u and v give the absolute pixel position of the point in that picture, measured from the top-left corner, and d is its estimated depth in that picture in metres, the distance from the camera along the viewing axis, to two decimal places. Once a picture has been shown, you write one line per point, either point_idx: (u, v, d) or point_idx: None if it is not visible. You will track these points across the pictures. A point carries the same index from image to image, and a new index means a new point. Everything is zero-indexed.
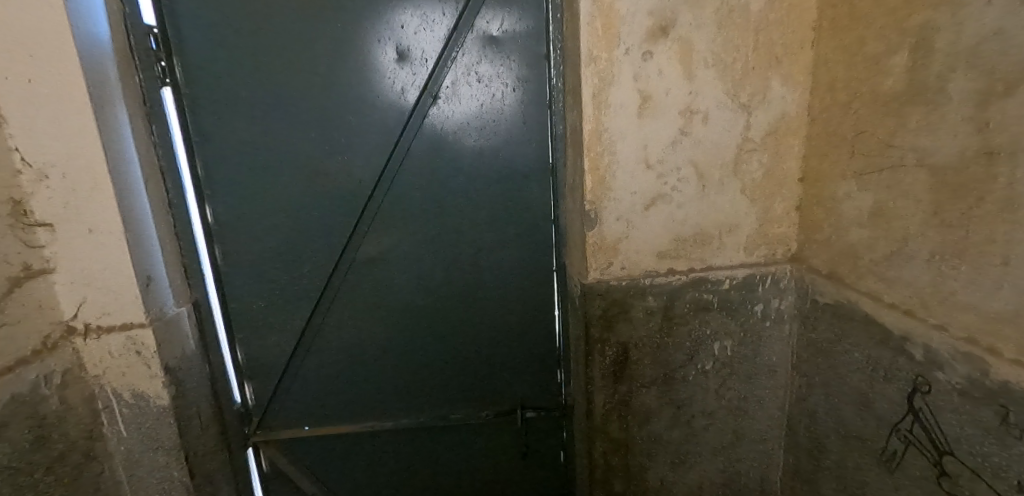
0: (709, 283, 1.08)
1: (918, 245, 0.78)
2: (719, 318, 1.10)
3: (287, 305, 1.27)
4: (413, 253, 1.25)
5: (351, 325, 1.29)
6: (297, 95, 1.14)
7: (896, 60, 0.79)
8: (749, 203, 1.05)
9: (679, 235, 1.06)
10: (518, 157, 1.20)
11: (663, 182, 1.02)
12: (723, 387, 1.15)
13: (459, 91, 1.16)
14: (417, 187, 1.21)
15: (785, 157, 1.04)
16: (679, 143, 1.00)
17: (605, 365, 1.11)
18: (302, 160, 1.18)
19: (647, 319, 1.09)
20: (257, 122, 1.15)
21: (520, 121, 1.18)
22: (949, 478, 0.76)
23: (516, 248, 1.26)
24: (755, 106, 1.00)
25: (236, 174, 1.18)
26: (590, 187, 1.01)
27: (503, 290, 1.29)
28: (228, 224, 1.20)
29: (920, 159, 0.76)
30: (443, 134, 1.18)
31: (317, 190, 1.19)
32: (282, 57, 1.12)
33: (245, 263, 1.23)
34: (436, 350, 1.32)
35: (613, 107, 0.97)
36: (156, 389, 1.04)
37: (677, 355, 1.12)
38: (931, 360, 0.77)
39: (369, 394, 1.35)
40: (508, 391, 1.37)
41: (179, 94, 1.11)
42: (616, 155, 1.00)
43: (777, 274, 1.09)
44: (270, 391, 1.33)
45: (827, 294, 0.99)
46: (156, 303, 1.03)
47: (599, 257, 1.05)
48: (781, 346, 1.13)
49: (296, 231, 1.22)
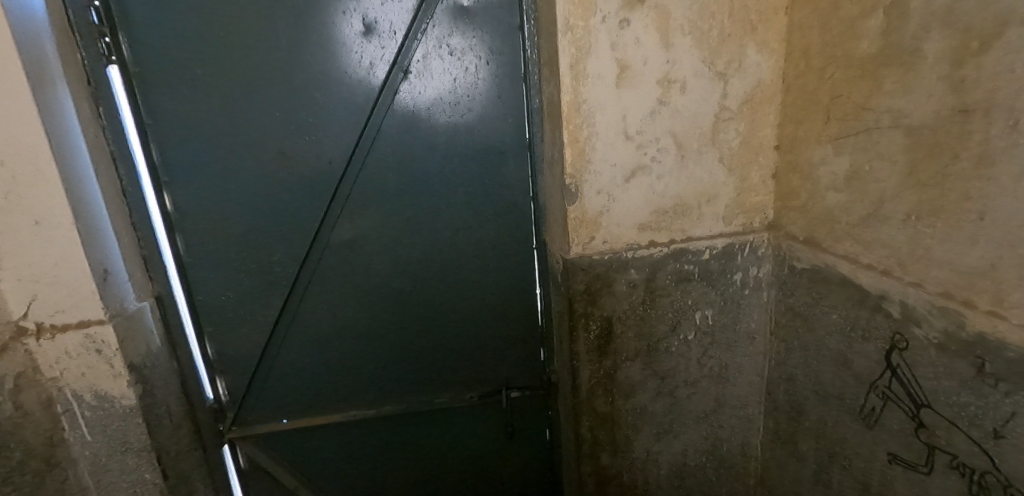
0: (690, 253, 1.09)
1: (895, 206, 0.79)
2: (700, 289, 1.11)
3: (256, 296, 1.21)
4: (389, 236, 1.21)
5: (328, 314, 1.25)
6: (258, 72, 1.07)
7: (872, 22, 0.79)
8: (727, 173, 1.06)
9: (659, 206, 1.05)
10: (494, 133, 1.17)
11: (643, 153, 1.01)
12: (705, 356, 1.16)
13: (431, 65, 1.11)
14: (392, 167, 1.17)
15: (761, 126, 1.04)
16: (658, 114, 0.99)
17: (589, 340, 1.11)
18: (267, 141, 1.11)
19: (630, 292, 1.09)
20: (216, 101, 1.08)
21: (495, 95, 1.14)
22: (926, 430, 0.79)
23: (495, 227, 1.23)
24: (732, 74, 0.99)
25: (195, 158, 1.10)
26: (570, 160, 0.99)
27: (483, 271, 1.26)
28: (188, 211, 1.13)
29: (896, 120, 0.77)
30: (415, 111, 1.14)
31: (284, 173, 1.14)
32: (239, 31, 1.05)
33: (209, 254, 1.16)
34: (418, 336, 1.30)
35: (591, 78, 0.95)
36: (121, 389, 0.99)
37: (661, 327, 1.12)
38: (908, 316, 0.79)
39: (350, 384, 1.31)
40: (491, 373, 1.35)
41: (128, 73, 1.03)
42: (595, 127, 0.98)
43: (755, 243, 1.10)
44: (243, 386, 1.27)
45: (804, 259, 1.00)
46: (115, 298, 0.98)
47: (580, 232, 1.04)
48: (759, 312, 1.15)
49: (263, 217, 1.16)
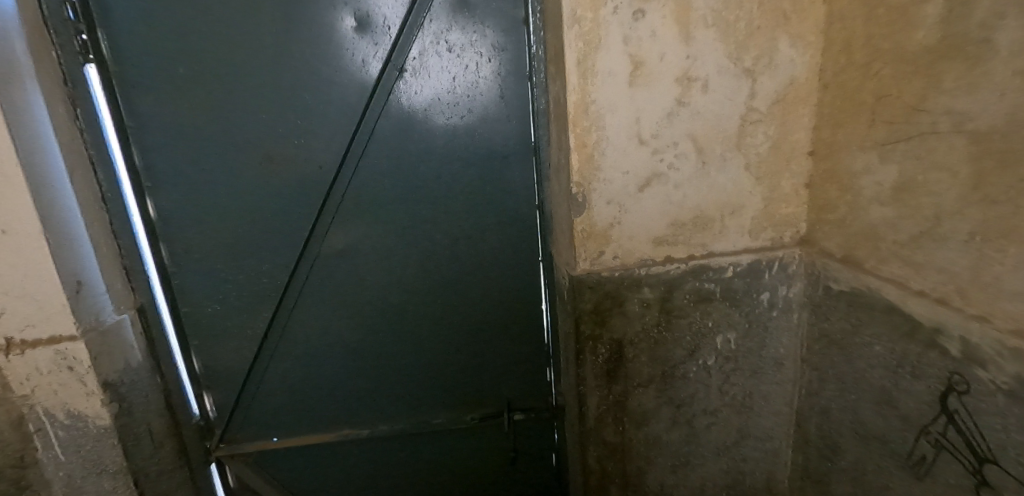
0: (711, 271, 0.98)
1: (954, 225, 0.68)
2: (722, 310, 1.00)
3: (244, 308, 1.14)
4: (384, 247, 1.13)
5: (320, 328, 1.17)
6: (244, 70, 1.01)
7: (928, 9, 0.68)
8: (754, 182, 0.95)
9: (677, 218, 0.95)
10: (496, 137, 1.08)
11: (659, 159, 0.91)
12: (727, 383, 1.05)
13: (428, 63, 1.03)
14: (387, 173, 1.09)
15: (794, 129, 0.93)
16: (676, 116, 0.89)
17: (597, 364, 1.01)
18: (254, 144, 1.05)
19: (643, 312, 0.99)
20: (199, 102, 1.02)
21: (498, 95, 1.05)
22: (991, 489, 0.67)
23: (497, 237, 1.14)
24: (761, 71, 0.88)
25: (179, 163, 1.04)
26: (577, 167, 0.90)
27: (485, 285, 1.18)
28: (173, 218, 1.07)
29: (957, 124, 0.65)
30: (411, 112, 1.05)
31: (272, 178, 1.07)
32: (223, 27, 0.98)
33: (195, 263, 1.10)
34: (415, 352, 1.22)
35: (601, 75, 0.86)
36: (96, 408, 0.93)
37: (677, 350, 1.02)
38: (970, 356, 0.67)
39: (344, 402, 1.24)
40: (494, 393, 1.26)
41: (107, 72, 0.97)
42: (605, 130, 0.88)
43: (785, 259, 0.99)
44: (232, 402, 1.20)
45: (842, 281, 0.89)
46: (90, 312, 0.92)
47: (588, 246, 0.94)
48: (788, 336, 1.03)
49: (251, 225, 1.09)
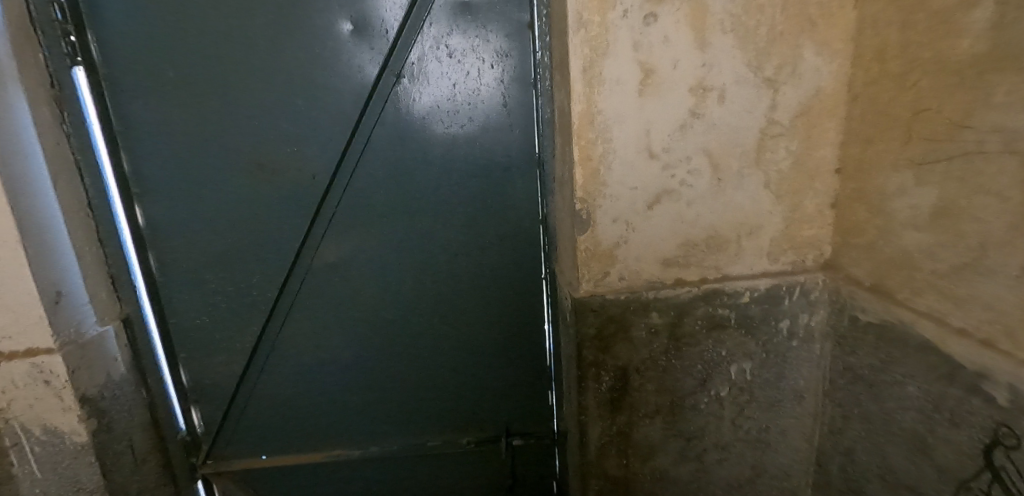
0: (725, 296, 0.90)
1: (1002, 257, 0.60)
2: (737, 337, 0.93)
3: (234, 320, 1.10)
4: (379, 260, 1.08)
5: (311, 343, 1.13)
6: (236, 74, 0.97)
7: (976, 14, 0.60)
8: (774, 200, 0.87)
9: (688, 238, 0.88)
10: (498, 146, 1.02)
11: (670, 175, 0.84)
12: (741, 417, 0.98)
13: (428, 68, 0.97)
14: (383, 183, 1.04)
15: (819, 144, 0.85)
16: (690, 128, 0.82)
17: (600, 393, 0.94)
18: (246, 151, 1.01)
19: (651, 339, 0.92)
20: (190, 107, 0.98)
21: (500, 103, 1.00)
22: None
23: (498, 252, 1.09)
24: (783, 81, 0.81)
25: (170, 170, 1.01)
26: (581, 182, 0.84)
27: (484, 302, 1.12)
28: (162, 227, 1.04)
29: (1007, 144, 0.58)
30: (409, 120, 1.00)
31: (264, 187, 1.03)
32: (215, 29, 0.94)
33: (184, 273, 1.07)
34: (410, 370, 1.16)
35: (608, 84, 0.79)
36: (72, 425, 0.89)
37: (687, 380, 0.95)
38: (1020, 407, 0.59)
39: (335, 420, 1.19)
40: (492, 415, 1.20)
41: (96, 74, 0.94)
42: (611, 143, 0.82)
43: (807, 285, 0.91)
44: (220, 417, 1.16)
45: (870, 311, 0.81)
46: (69, 323, 0.89)
47: (592, 266, 0.88)
48: (809, 368, 0.95)
49: (243, 234, 1.05)
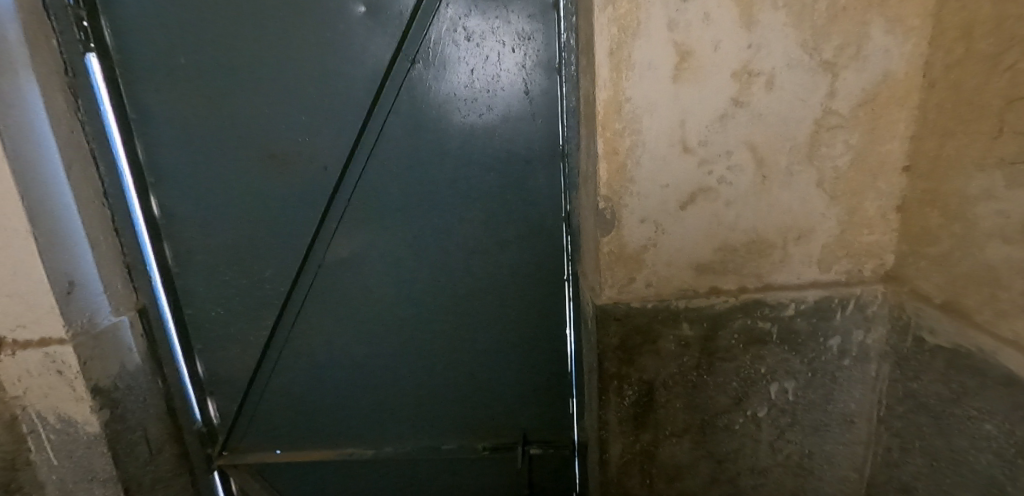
0: (767, 308, 0.81)
1: None
2: (779, 354, 0.83)
3: (248, 313, 1.09)
4: (393, 257, 1.04)
5: (325, 339, 1.10)
6: (247, 60, 0.93)
7: None
8: (828, 202, 0.77)
9: (726, 242, 0.79)
10: (519, 138, 0.95)
11: (707, 171, 0.75)
12: (781, 440, 0.88)
13: (444, 53, 0.91)
14: (398, 176, 0.99)
15: (884, 137, 0.74)
16: (731, 118, 0.73)
17: (622, 408, 0.87)
18: (257, 140, 0.98)
19: (681, 352, 0.83)
20: (202, 94, 0.95)
21: (522, 90, 0.92)
22: None
23: (517, 251, 1.02)
24: (844, 64, 0.71)
25: (184, 160, 0.99)
26: (606, 178, 0.76)
27: (502, 303, 1.06)
28: (177, 217, 1.03)
29: None
30: (425, 109, 0.95)
31: (276, 178, 0.99)
32: (226, 14, 0.91)
33: (199, 264, 1.06)
34: (424, 370, 1.12)
35: (638, 68, 0.71)
36: (85, 415, 0.89)
37: (720, 398, 0.86)
38: None
39: (349, 418, 1.16)
40: (508, 421, 1.14)
41: (110, 62, 0.93)
42: (641, 134, 0.74)
43: (864, 298, 0.80)
44: (235, 409, 1.16)
45: (940, 333, 0.70)
46: (82, 314, 0.88)
47: (616, 270, 0.80)
48: (862, 391, 0.85)
49: (256, 227, 1.03)
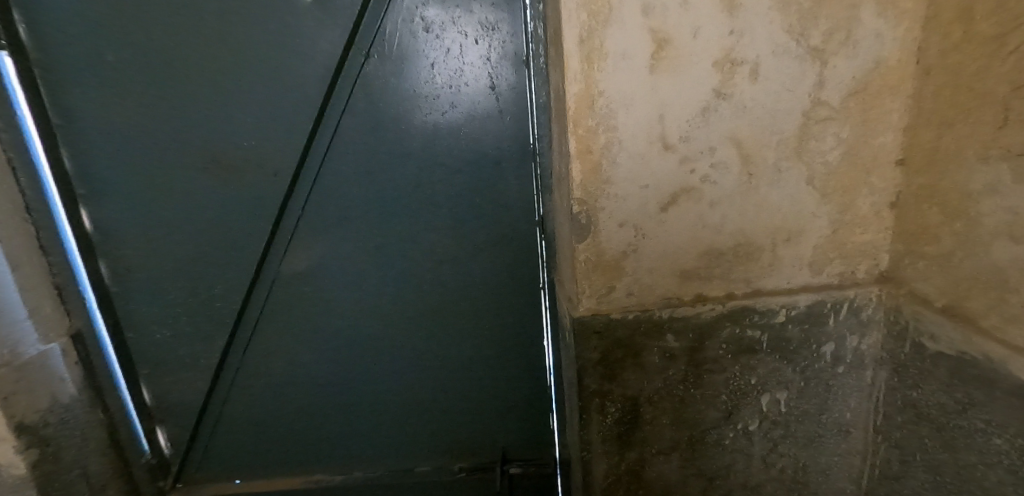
0: (757, 315, 0.75)
1: None
2: (770, 363, 0.78)
3: (199, 334, 1.00)
4: (356, 269, 0.96)
5: (285, 359, 1.02)
6: (183, 56, 0.84)
7: None
8: (819, 200, 0.71)
9: (711, 246, 0.73)
10: (487, 137, 0.88)
11: (690, 170, 0.69)
12: (774, 454, 0.82)
13: (402, 46, 0.83)
14: (357, 180, 0.91)
15: (877, 129, 0.69)
16: (714, 112, 0.67)
17: (605, 427, 0.80)
18: (200, 146, 0.89)
19: (666, 365, 0.77)
20: (134, 95, 0.86)
21: (489, 86, 0.85)
22: None
23: (489, 259, 0.95)
24: (833, 51, 0.65)
25: (118, 170, 0.90)
26: (580, 179, 0.69)
27: (475, 315, 0.99)
28: (113, 232, 0.94)
29: None
30: (383, 107, 0.87)
31: (223, 187, 0.91)
32: (156, 5, 0.82)
33: (142, 283, 0.97)
34: (394, 389, 1.04)
35: (612, 58, 0.64)
36: (9, 457, 0.79)
37: (709, 412, 0.80)
38: None
39: (315, 442, 1.08)
40: (485, 439, 1.08)
41: (25, 62, 0.83)
42: (617, 131, 0.67)
43: (858, 302, 0.75)
44: (189, 438, 1.07)
45: (941, 339, 0.65)
46: (2, 344, 0.78)
47: (594, 280, 0.74)
48: (857, 399, 0.80)
49: (203, 240, 0.94)
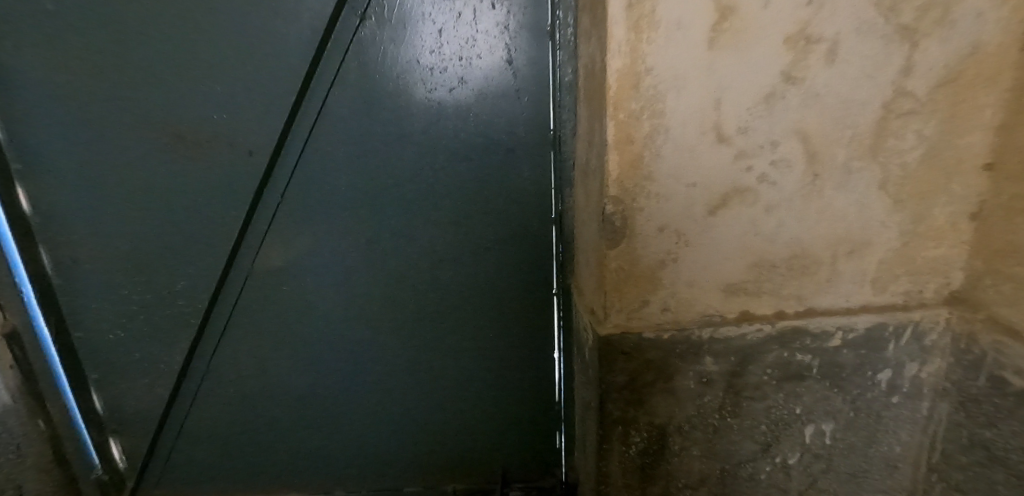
0: (808, 337, 0.65)
1: None
2: (818, 392, 0.68)
3: (160, 335, 0.88)
4: (343, 266, 0.84)
5: (259, 365, 0.90)
6: (139, 9, 0.70)
7: None
8: (890, 207, 0.61)
9: (762, 257, 0.62)
10: (500, 120, 0.76)
11: (745, 167, 0.58)
12: (813, 491, 0.73)
13: (404, 6, 0.71)
14: (347, 165, 0.78)
15: (965, 127, 0.58)
16: (780, 99, 0.56)
17: (627, 457, 0.70)
18: (162, 118, 0.75)
19: (701, 391, 0.67)
20: (80, 53, 0.72)
21: (504, 60, 0.73)
22: None
23: (496, 260, 0.84)
24: (925, 31, 0.54)
25: (62, 143, 0.76)
26: (616, 173, 0.57)
27: (477, 322, 0.88)
28: (56, 216, 0.80)
29: None
30: (379, 80, 0.74)
31: (189, 168, 0.78)
32: None
33: (91, 275, 0.84)
34: (382, 401, 0.93)
35: (664, 26, 0.53)
36: None
37: (745, 444, 0.70)
38: None
39: (291, 456, 0.97)
40: (482, 458, 0.97)
41: None
42: (664, 116, 0.56)
43: (922, 325, 0.66)
44: (148, 450, 0.95)
45: None
46: None
47: (625, 292, 0.63)
48: (910, 432, 0.71)
49: (164, 228, 0.81)
